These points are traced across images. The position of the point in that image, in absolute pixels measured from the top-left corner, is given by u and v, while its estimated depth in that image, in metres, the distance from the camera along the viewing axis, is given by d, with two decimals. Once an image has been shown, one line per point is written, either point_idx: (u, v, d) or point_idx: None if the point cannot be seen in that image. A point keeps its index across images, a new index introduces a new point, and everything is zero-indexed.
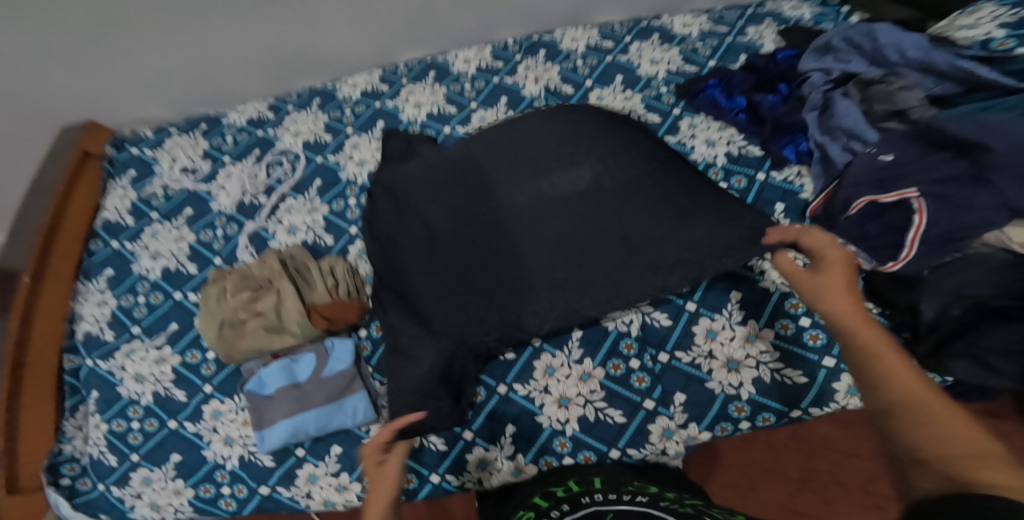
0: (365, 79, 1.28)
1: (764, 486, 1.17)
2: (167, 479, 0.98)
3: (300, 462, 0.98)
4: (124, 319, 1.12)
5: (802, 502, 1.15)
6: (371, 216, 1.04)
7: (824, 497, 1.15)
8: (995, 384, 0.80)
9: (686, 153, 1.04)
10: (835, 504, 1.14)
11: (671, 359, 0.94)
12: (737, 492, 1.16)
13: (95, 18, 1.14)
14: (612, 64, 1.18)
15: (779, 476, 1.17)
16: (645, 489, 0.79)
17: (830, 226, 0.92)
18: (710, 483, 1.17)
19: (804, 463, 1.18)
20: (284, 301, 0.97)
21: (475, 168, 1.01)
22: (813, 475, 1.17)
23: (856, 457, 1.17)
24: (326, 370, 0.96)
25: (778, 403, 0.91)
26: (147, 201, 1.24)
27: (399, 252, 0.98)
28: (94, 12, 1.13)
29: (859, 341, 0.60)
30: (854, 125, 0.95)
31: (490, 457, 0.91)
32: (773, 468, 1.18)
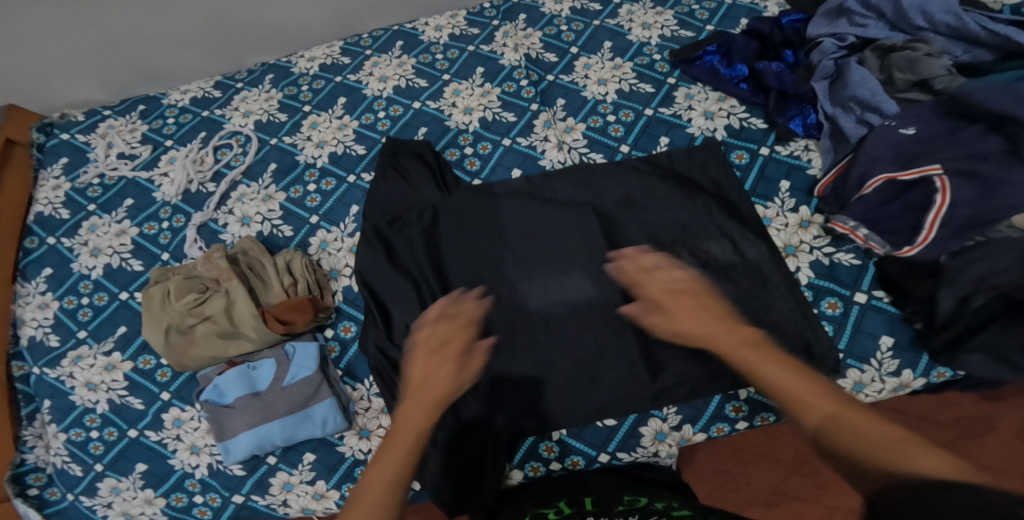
0: (324, 52, 1.15)
1: (757, 472, 0.98)
2: (137, 489, 0.86)
3: (272, 470, 0.84)
4: (69, 322, 0.99)
5: (798, 487, 0.96)
6: (366, 257, 0.87)
7: (816, 483, 0.96)
8: (1011, 378, 0.69)
9: (682, 127, 0.94)
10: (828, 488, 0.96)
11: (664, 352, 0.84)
12: (716, 482, 0.98)
13: None
14: (600, 28, 1.06)
15: (771, 460, 0.98)
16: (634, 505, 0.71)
17: (841, 207, 0.83)
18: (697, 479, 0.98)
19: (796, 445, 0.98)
20: (235, 303, 0.85)
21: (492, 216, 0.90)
22: (808, 458, 0.98)
23: None
24: (288, 377, 0.83)
25: None
26: (82, 192, 1.11)
27: (401, 315, 0.83)
28: None
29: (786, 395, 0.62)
30: (870, 95, 0.85)
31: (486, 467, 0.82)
32: (765, 452, 0.99)
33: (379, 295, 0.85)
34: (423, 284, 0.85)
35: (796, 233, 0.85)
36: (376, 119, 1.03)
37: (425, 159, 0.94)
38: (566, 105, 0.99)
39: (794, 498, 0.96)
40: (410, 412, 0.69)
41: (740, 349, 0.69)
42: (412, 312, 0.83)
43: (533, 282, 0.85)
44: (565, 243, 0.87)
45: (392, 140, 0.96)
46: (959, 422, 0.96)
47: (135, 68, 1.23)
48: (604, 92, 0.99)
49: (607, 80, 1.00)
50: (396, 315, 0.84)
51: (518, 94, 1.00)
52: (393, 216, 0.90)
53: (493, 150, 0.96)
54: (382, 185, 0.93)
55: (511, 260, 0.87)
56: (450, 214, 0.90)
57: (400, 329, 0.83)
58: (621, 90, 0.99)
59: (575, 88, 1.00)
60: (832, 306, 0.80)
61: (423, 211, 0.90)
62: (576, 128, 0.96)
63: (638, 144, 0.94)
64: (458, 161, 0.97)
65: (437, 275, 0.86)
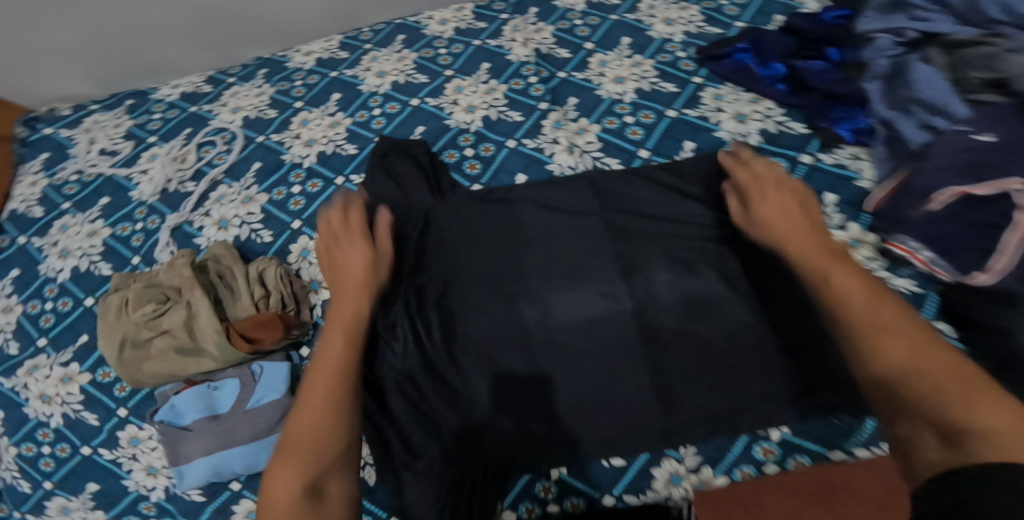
0: (321, 46, 1.07)
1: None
2: (86, 510, 0.76)
3: (236, 497, 0.73)
4: (30, 328, 0.91)
5: None
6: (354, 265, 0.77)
7: None
8: None
9: (711, 130, 0.84)
10: None
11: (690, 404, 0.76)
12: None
13: None
14: (617, 23, 0.97)
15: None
16: None
17: (899, 223, 0.71)
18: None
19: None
20: (196, 315, 0.75)
21: (491, 224, 0.80)
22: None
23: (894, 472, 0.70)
24: (252, 400, 0.73)
25: (816, 444, 0.66)
26: (59, 189, 1.04)
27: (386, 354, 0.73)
28: None
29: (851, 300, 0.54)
30: (937, 96, 0.74)
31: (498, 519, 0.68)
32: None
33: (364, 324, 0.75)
34: (411, 294, 0.77)
35: None
36: (371, 116, 0.94)
37: (416, 159, 0.85)
38: (578, 103, 0.89)
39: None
40: (310, 391, 0.62)
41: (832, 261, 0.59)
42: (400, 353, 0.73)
43: (530, 302, 0.75)
44: (574, 258, 0.77)
45: (385, 140, 0.88)
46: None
47: (125, 62, 1.17)
48: (622, 91, 0.89)
49: (625, 78, 0.90)
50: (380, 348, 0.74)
51: (526, 92, 0.90)
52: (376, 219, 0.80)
53: (496, 152, 0.87)
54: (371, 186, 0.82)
55: (513, 276, 0.77)
56: (449, 226, 0.80)
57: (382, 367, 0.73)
58: (641, 89, 0.89)
59: (589, 86, 0.90)
60: None
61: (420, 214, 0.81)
62: (589, 129, 0.86)
63: (658, 148, 0.84)
64: (457, 163, 0.87)
65: (427, 289, 0.77)
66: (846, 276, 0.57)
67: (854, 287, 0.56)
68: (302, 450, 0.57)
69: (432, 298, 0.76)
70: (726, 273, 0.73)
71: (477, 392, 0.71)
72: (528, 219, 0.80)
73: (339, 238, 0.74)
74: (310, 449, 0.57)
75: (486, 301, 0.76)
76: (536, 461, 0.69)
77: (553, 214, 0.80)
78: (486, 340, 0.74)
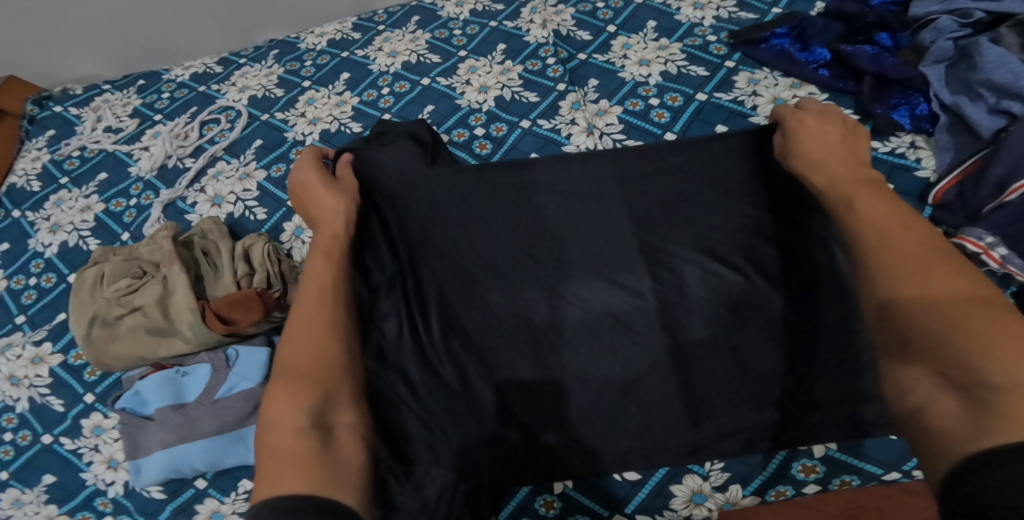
0: (335, 28, 1.03)
1: None
2: (39, 503, 0.70)
3: (200, 495, 0.66)
4: (10, 305, 0.87)
5: None
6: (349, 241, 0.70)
7: None
8: None
9: (746, 115, 0.76)
10: None
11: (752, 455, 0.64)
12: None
13: None
14: (643, 6, 0.91)
15: None
16: None
17: (971, 218, 0.62)
18: None
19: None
20: (173, 293, 0.69)
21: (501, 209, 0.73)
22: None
23: None
24: (223, 389, 0.67)
25: (868, 463, 0.58)
26: (59, 165, 1.01)
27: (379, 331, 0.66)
28: None
29: (882, 243, 0.48)
30: (1011, 78, 0.66)
31: None
32: None
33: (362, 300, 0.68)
34: (407, 286, 0.69)
35: None
36: (380, 95, 0.89)
37: (411, 133, 0.76)
38: (599, 85, 0.82)
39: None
40: (298, 321, 0.57)
41: (858, 201, 0.54)
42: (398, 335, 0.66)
43: (538, 292, 0.68)
44: (590, 247, 0.70)
45: (382, 120, 0.80)
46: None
47: (139, 43, 1.15)
48: (647, 74, 0.82)
49: (651, 61, 0.84)
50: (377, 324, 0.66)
51: (543, 73, 0.84)
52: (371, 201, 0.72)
53: (509, 133, 0.80)
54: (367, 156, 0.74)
55: (520, 267, 0.69)
56: (446, 213, 0.72)
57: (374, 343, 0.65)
58: (667, 72, 0.82)
59: (611, 68, 0.84)
60: None
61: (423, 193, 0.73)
62: (610, 112, 0.80)
63: (685, 133, 0.76)
64: (466, 143, 0.81)
65: (425, 282, 0.69)
66: (881, 213, 0.51)
67: (887, 220, 0.50)
68: (298, 373, 0.52)
69: (432, 287, 0.69)
70: (760, 268, 0.65)
71: (485, 404, 0.63)
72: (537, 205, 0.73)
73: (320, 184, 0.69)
74: (306, 374, 0.52)
75: (490, 297, 0.68)
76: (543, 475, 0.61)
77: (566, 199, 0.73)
78: (493, 336, 0.66)
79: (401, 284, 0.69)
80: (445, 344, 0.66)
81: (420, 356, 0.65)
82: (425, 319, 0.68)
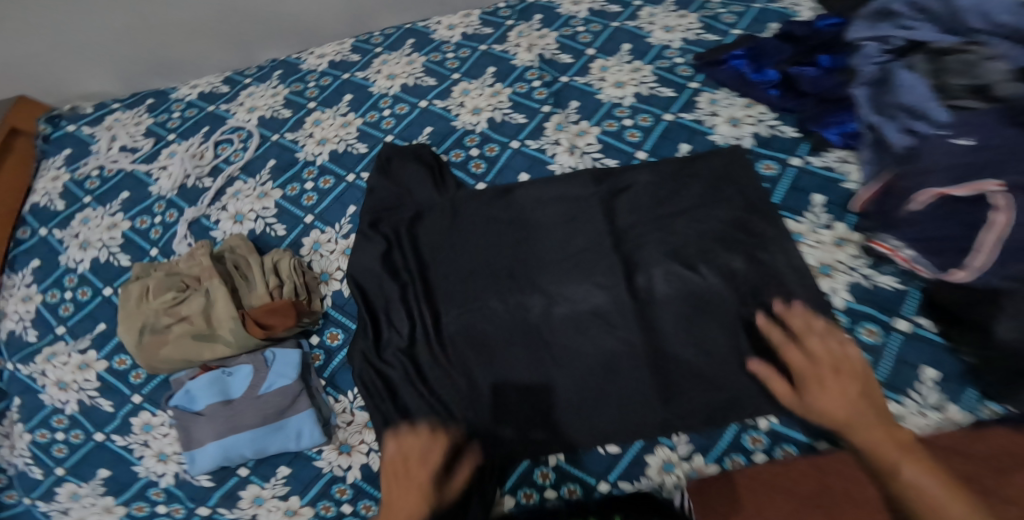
0: (334, 49, 1.12)
1: None
2: (97, 496, 0.79)
3: (243, 482, 0.76)
4: (49, 317, 0.95)
5: None
6: (365, 252, 0.83)
7: None
8: None
9: (705, 134, 0.88)
10: None
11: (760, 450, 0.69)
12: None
13: None
14: (619, 30, 1.01)
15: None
16: None
17: (883, 222, 0.75)
18: None
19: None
20: (215, 303, 0.80)
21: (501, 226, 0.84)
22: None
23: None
24: (264, 385, 0.77)
25: (805, 434, 0.67)
26: (80, 184, 1.08)
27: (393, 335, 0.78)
28: None
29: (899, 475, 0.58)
30: (917, 101, 0.78)
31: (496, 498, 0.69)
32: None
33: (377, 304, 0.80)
34: (414, 290, 0.81)
35: (831, 251, 0.77)
36: (381, 117, 0.98)
37: (416, 159, 0.90)
38: (580, 107, 0.93)
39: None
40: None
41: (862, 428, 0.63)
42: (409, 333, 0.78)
43: (534, 295, 0.79)
44: (576, 255, 0.81)
45: (388, 146, 0.92)
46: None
47: (143, 60, 1.22)
48: (622, 95, 0.93)
49: (625, 83, 0.94)
50: (388, 326, 0.79)
51: (530, 95, 0.95)
52: (373, 218, 0.86)
53: (501, 152, 0.91)
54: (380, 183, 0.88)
55: (520, 277, 0.80)
56: (462, 233, 0.84)
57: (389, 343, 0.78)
58: (639, 94, 0.93)
59: (590, 90, 0.94)
60: (871, 334, 0.72)
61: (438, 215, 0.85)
62: (589, 132, 0.90)
63: (655, 151, 0.87)
64: (463, 162, 0.91)
65: (428, 287, 0.81)
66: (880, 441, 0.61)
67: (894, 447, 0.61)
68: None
69: (438, 292, 0.81)
70: (722, 270, 0.77)
71: (481, 401, 0.73)
72: (528, 220, 0.84)
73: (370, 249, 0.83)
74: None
75: (493, 303, 0.79)
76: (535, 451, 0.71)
77: (555, 213, 0.84)
78: (493, 334, 0.77)
79: (410, 291, 0.81)
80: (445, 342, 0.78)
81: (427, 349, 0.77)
82: (434, 318, 0.79)
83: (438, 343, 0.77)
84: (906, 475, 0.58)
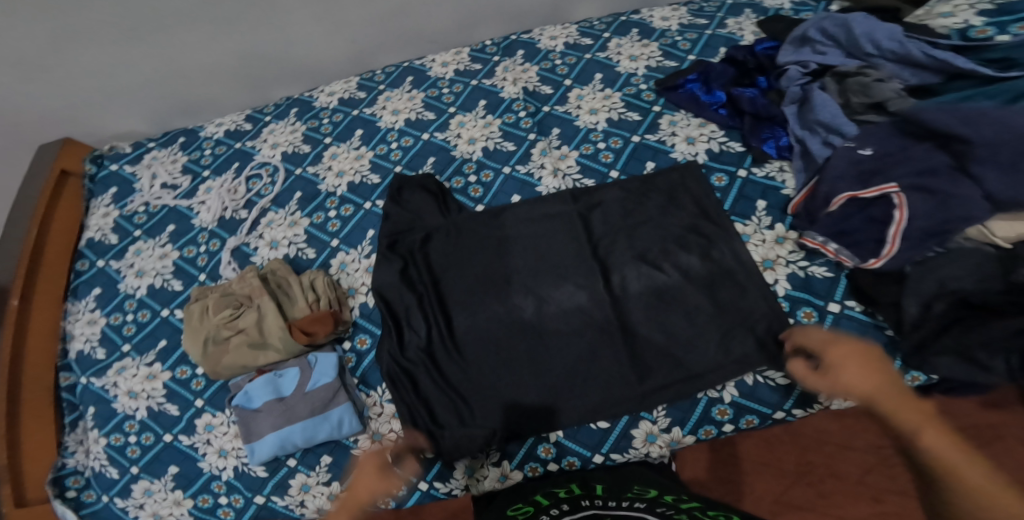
0: (342, 87, 1.27)
1: (761, 480, 1.12)
2: (168, 490, 0.95)
3: (292, 471, 0.94)
4: (115, 336, 1.10)
5: (800, 496, 1.09)
6: (385, 268, 0.98)
7: (820, 493, 1.09)
8: (983, 380, 0.77)
9: (666, 152, 1.03)
10: (832, 496, 1.09)
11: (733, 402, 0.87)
12: (703, 458, 1.15)
13: (47, 34, 1.11)
14: (591, 61, 1.17)
15: (773, 471, 1.12)
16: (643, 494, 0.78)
17: (811, 222, 0.91)
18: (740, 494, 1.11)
19: (799, 455, 1.13)
20: (266, 316, 0.97)
21: (502, 243, 1.00)
22: (810, 468, 1.11)
23: (851, 450, 1.11)
24: (310, 383, 0.94)
25: (763, 406, 0.86)
26: (129, 219, 1.23)
27: (412, 336, 0.94)
28: (43, 30, 1.10)
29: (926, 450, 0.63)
30: (831, 118, 0.94)
31: (506, 471, 0.88)
32: (768, 462, 1.13)
33: (399, 312, 0.96)
34: (426, 300, 0.96)
35: (772, 248, 0.93)
36: (389, 149, 1.15)
37: (421, 187, 1.06)
38: (560, 133, 1.09)
39: (797, 507, 1.09)
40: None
41: (881, 393, 0.68)
42: (426, 335, 0.93)
43: (528, 297, 0.95)
44: (563, 263, 0.97)
45: (399, 177, 1.08)
46: (965, 432, 1.06)
47: (171, 103, 1.32)
48: (596, 121, 1.09)
49: (598, 109, 1.10)
50: (409, 329, 0.94)
51: (517, 124, 1.11)
52: (391, 239, 1.02)
53: (495, 178, 1.07)
54: (394, 209, 1.05)
55: (518, 283, 0.96)
56: (467, 251, 1.00)
57: (411, 343, 0.93)
58: (610, 119, 1.09)
59: (569, 118, 1.10)
60: (807, 316, 0.87)
61: (447, 234, 1.01)
62: (569, 155, 1.06)
63: (625, 169, 1.03)
64: (463, 188, 1.07)
65: (439, 298, 0.96)
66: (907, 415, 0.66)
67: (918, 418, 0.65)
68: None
69: (451, 303, 0.96)
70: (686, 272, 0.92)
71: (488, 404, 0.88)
72: (521, 235, 1.00)
73: (392, 266, 0.98)
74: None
75: (495, 306, 0.95)
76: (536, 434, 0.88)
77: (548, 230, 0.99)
78: (501, 334, 0.93)
79: (427, 300, 0.96)
80: (456, 340, 0.93)
81: (444, 346, 0.93)
82: (447, 322, 0.94)
83: (452, 343, 0.93)
84: (928, 439, 0.64)
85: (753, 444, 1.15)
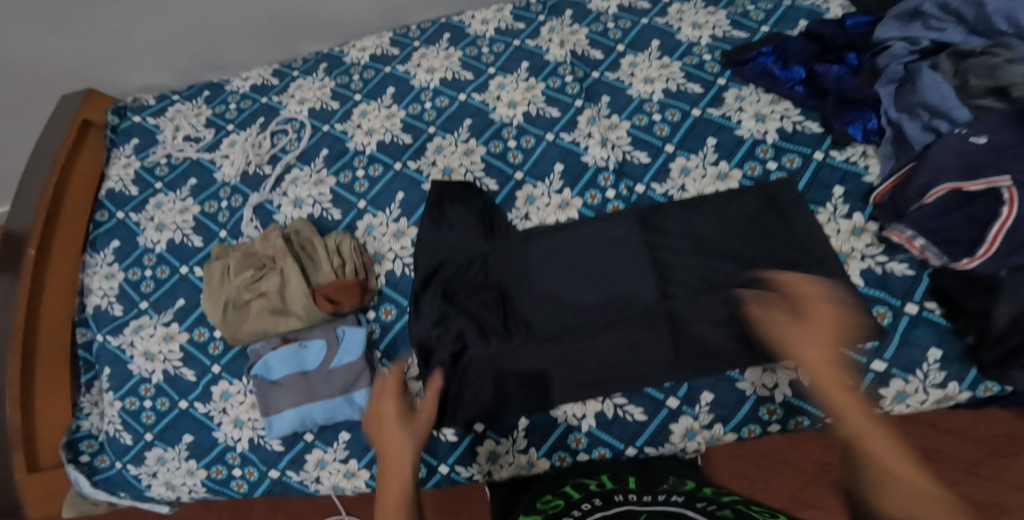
0: (374, 43, 1.20)
1: (777, 476, 1.04)
2: (182, 459, 0.90)
3: (309, 446, 0.88)
4: (132, 293, 1.04)
5: (814, 495, 1.02)
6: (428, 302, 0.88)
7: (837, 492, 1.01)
8: None
9: (730, 129, 0.94)
10: None
11: (786, 398, 0.78)
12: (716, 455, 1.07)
13: None
14: (648, 27, 1.08)
15: (791, 467, 1.04)
16: (681, 487, 0.69)
17: (898, 215, 0.81)
18: (753, 491, 1.04)
19: (821, 454, 1.04)
20: (289, 281, 0.90)
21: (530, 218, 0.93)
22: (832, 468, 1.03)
23: None
24: (335, 361, 0.88)
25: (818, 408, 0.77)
26: (150, 170, 1.16)
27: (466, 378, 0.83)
28: None
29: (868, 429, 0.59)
30: (940, 101, 0.83)
31: (530, 460, 0.81)
32: (789, 459, 1.05)
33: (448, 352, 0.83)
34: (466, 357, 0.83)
35: (848, 240, 0.84)
36: (423, 109, 1.08)
37: (468, 202, 0.94)
38: (610, 102, 1.01)
39: (810, 505, 1.01)
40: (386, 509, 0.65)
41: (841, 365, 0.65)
42: (481, 382, 0.82)
43: (574, 279, 0.87)
44: (611, 245, 0.88)
45: (438, 188, 0.95)
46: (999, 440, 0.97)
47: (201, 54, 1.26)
48: (651, 91, 1.00)
49: (654, 79, 1.01)
50: (463, 375, 0.83)
51: (563, 90, 1.03)
52: (445, 286, 0.88)
53: (536, 144, 0.99)
54: (435, 231, 0.92)
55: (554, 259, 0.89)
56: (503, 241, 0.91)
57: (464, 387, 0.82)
58: (668, 90, 0.99)
59: (621, 86, 1.02)
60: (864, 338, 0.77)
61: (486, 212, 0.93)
62: (620, 126, 0.98)
63: (682, 145, 0.94)
64: (501, 153, 1.00)
65: (482, 354, 0.83)
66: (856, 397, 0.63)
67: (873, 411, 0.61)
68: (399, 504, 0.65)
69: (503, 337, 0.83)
70: (746, 260, 0.83)
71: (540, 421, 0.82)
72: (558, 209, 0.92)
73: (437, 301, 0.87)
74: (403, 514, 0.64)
75: (566, 350, 0.82)
76: (564, 425, 0.81)
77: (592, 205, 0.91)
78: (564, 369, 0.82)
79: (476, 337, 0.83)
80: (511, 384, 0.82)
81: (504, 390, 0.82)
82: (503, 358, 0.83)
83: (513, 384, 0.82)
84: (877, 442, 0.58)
85: (773, 439, 1.07)
